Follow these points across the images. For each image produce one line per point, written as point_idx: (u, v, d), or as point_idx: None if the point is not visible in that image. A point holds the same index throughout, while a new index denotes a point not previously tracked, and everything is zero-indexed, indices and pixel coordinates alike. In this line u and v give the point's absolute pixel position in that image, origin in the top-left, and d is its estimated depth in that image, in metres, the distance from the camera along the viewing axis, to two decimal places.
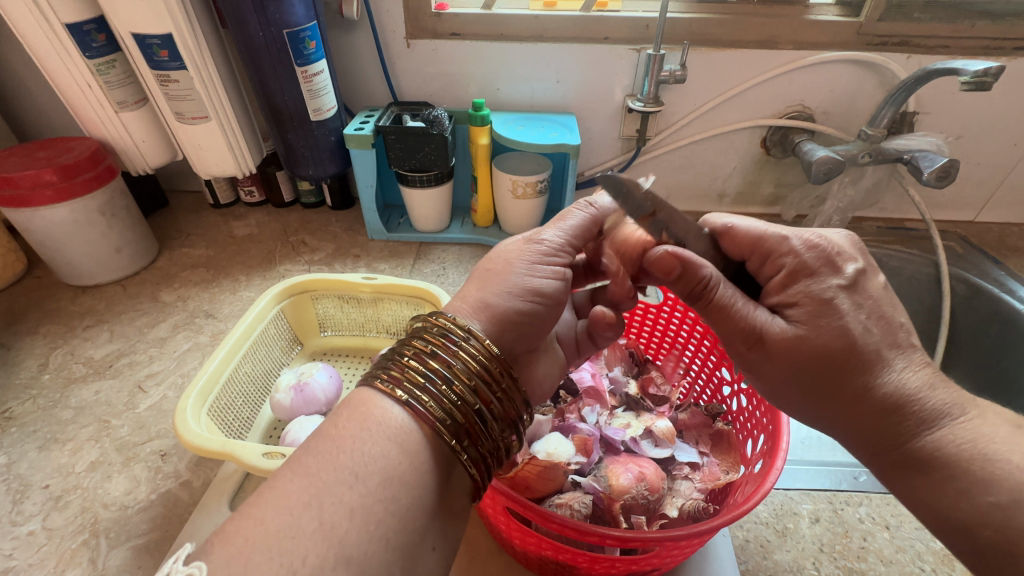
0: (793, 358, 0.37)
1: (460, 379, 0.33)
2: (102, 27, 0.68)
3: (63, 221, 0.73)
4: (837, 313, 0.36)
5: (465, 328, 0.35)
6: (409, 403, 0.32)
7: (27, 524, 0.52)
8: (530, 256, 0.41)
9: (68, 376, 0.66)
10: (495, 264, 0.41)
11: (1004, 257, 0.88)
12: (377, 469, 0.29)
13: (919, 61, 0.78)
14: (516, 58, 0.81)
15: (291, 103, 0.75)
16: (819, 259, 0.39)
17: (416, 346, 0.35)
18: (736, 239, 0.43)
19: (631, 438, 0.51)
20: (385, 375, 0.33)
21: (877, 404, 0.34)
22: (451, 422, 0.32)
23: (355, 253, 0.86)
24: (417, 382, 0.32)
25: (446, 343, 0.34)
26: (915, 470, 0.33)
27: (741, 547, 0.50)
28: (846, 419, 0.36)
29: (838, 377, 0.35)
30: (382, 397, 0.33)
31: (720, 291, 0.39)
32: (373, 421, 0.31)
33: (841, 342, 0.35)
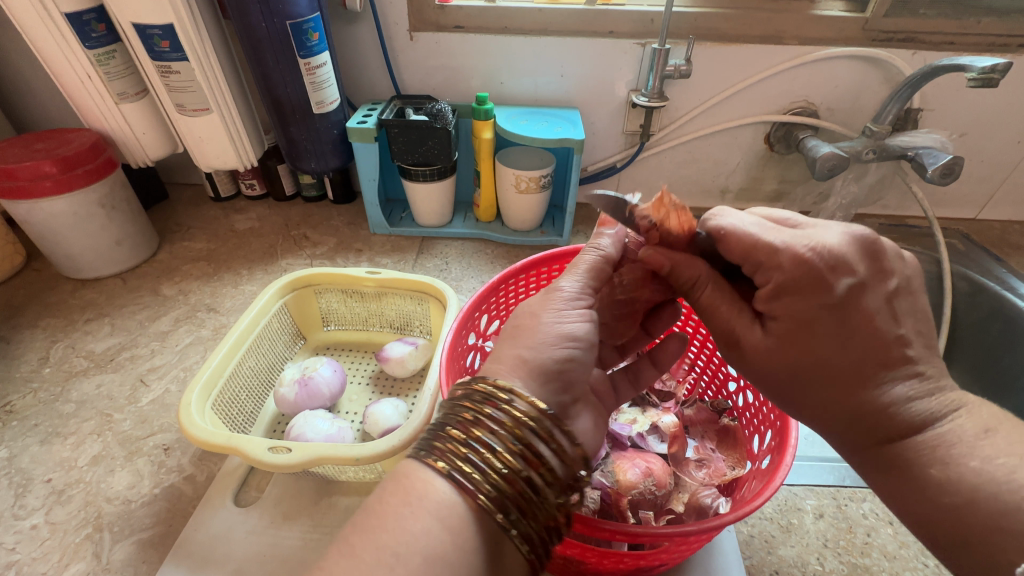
0: (786, 355, 0.36)
1: (505, 448, 0.32)
2: (102, 17, 0.67)
3: (62, 213, 0.72)
4: (836, 327, 0.34)
5: (508, 391, 0.34)
6: (451, 474, 0.31)
7: (30, 518, 0.51)
8: (552, 303, 0.39)
9: (69, 369, 0.66)
10: (525, 317, 0.39)
11: (1005, 254, 0.89)
12: (417, 549, 0.29)
13: (924, 57, 0.77)
14: (519, 51, 0.80)
15: (294, 96, 0.74)
16: (814, 272, 0.34)
17: (463, 418, 0.34)
18: (728, 246, 0.38)
19: (638, 434, 0.51)
20: (433, 455, 0.32)
21: (864, 407, 0.34)
22: (496, 495, 0.31)
23: (358, 247, 0.85)
24: (462, 455, 0.32)
25: (491, 412, 0.33)
26: (897, 468, 0.33)
27: (746, 542, 0.50)
28: (832, 412, 0.35)
29: (821, 377, 0.35)
30: (434, 479, 0.32)
31: (705, 292, 0.40)
32: (415, 494, 0.31)
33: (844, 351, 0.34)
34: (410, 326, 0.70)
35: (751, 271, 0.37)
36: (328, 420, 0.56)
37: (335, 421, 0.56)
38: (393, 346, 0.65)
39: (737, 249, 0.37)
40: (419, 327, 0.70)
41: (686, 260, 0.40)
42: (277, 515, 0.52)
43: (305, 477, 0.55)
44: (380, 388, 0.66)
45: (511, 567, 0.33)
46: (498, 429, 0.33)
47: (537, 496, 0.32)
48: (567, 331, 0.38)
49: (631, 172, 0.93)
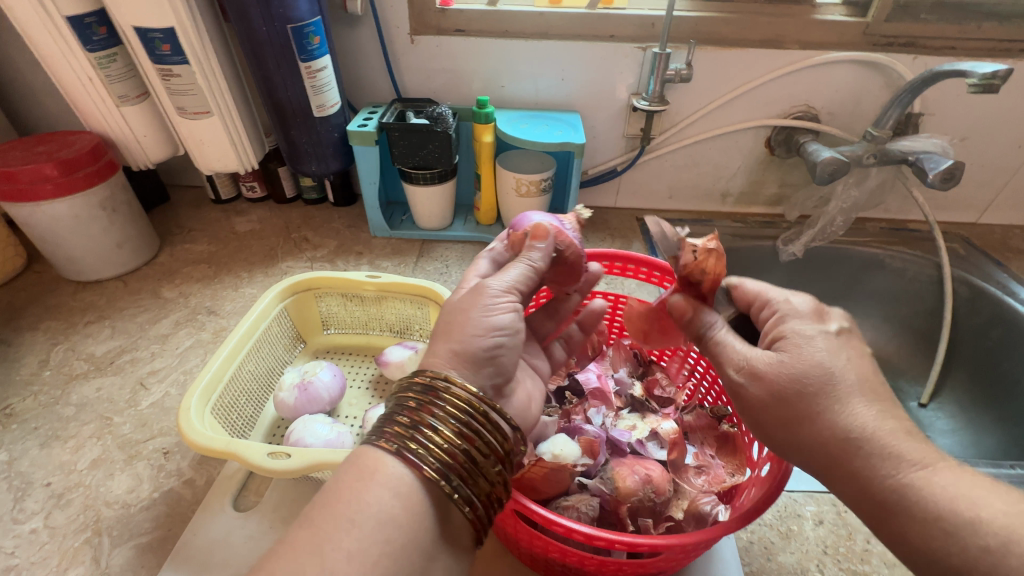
0: (772, 383, 0.36)
1: (448, 427, 0.33)
2: (103, 20, 0.67)
3: (63, 216, 0.72)
4: (813, 350, 0.36)
5: (445, 378, 0.35)
6: (398, 450, 0.32)
7: (29, 521, 0.51)
8: (479, 299, 0.39)
9: (69, 371, 0.66)
10: (454, 312, 0.39)
11: (1006, 259, 0.89)
12: (370, 513, 0.30)
13: (925, 62, 0.77)
14: (520, 55, 0.80)
15: (294, 99, 0.74)
16: (808, 311, 0.39)
17: (408, 404, 0.35)
18: (740, 298, 0.45)
19: (637, 440, 0.51)
20: (383, 436, 0.33)
21: (839, 439, 0.33)
22: (439, 466, 0.32)
23: (358, 250, 0.85)
24: (408, 435, 0.33)
25: (434, 396, 0.35)
26: (882, 512, 0.31)
27: (745, 548, 0.50)
28: (814, 452, 0.34)
29: (800, 411, 0.35)
30: (384, 457, 0.32)
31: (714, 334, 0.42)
32: (368, 472, 0.32)
33: (816, 367, 0.35)
34: (410, 330, 0.70)
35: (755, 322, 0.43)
36: (328, 424, 0.56)
37: (334, 426, 0.56)
38: (393, 350, 0.65)
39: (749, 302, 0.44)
40: (419, 331, 0.70)
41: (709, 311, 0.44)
42: (275, 519, 0.52)
43: (305, 481, 0.55)
44: (380, 392, 0.66)
45: (457, 535, 0.33)
46: (442, 411, 0.34)
47: (477, 463, 0.34)
48: (495, 321, 0.39)
49: (631, 175, 0.93)
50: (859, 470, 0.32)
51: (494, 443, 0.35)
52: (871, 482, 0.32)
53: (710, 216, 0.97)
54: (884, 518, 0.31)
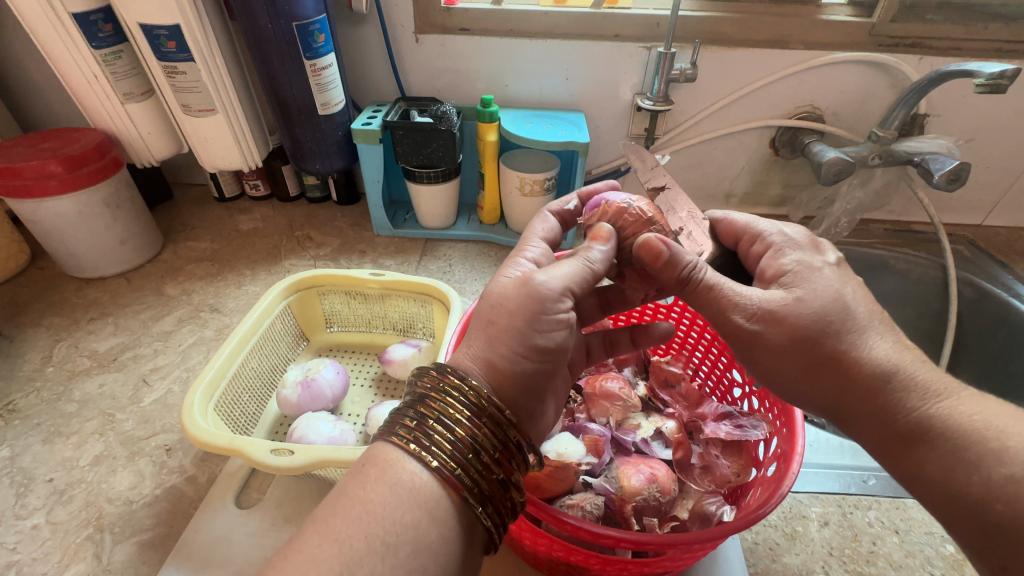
0: (791, 326, 0.38)
1: (484, 447, 0.33)
2: (109, 17, 0.67)
3: (67, 212, 0.72)
4: (827, 281, 0.39)
5: (486, 396, 0.35)
6: (437, 468, 0.32)
7: (31, 517, 0.51)
8: (532, 309, 0.37)
9: (72, 368, 0.66)
10: (498, 315, 0.37)
11: (1011, 261, 0.88)
12: (407, 539, 0.30)
13: (931, 63, 0.77)
14: (524, 54, 0.80)
15: (299, 97, 0.75)
16: (805, 242, 0.43)
17: (441, 412, 0.34)
18: (725, 231, 0.49)
19: (642, 440, 0.51)
20: (417, 446, 0.33)
21: (869, 379, 0.36)
22: (478, 489, 0.32)
23: (361, 249, 0.85)
24: (445, 450, 0.32)
25: (469, 412, 0.34)
26: (909, 445, 0.35)
27: (750, 549, 0.50)
28: (837, 396, 0.38)
29: (820, 352, 0.37)
30: (419, 471, 0.32)
31: (703, 274, 0.41)
32: (400, 486, 0.31)
33: (836, 304, 0.38)
34: (413, 328, 0.70)
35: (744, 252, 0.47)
36: (330, 422, 0.56)
37: (337, 423, 0.56)
38: (396, 348, 0.65)
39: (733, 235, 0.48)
40: (422, 330, 0.70)
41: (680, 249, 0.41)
42: (277, 517, 0.51)
43: (307, 479, 0.55)
44: (383, 390, 0.66)
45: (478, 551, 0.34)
46: (477, 428, 0.34)
47: (509, 484, 0.34)
48: (540, 343, 0.37)
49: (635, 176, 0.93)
50: (887, 401, 0.36)
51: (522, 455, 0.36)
52: (896, 414, 0.35)
53: None
54: (907, 449, 0.35)
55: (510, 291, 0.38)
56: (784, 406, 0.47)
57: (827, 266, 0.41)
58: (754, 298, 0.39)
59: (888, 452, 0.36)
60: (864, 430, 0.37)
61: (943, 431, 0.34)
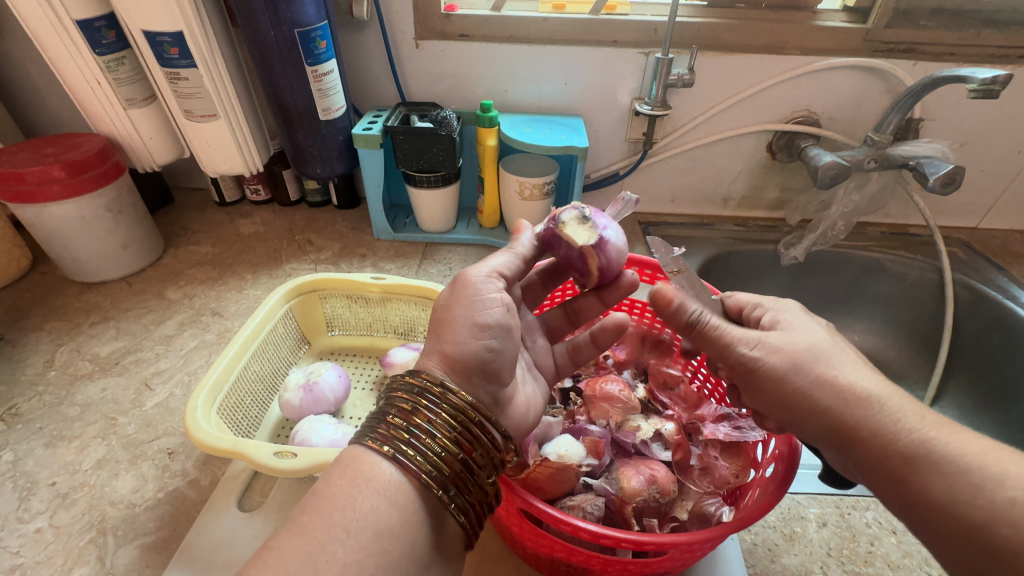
0: (790, 354, 0.40)
1: (444, 432, 0.35)
2: (112, 24, 0.68)
3: (70, 217, 0.73)
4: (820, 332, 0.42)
5: (442, 383, 0.36)
6: (397, 457, 0.33)
7: (34, 521, 0.52)
8: (469, 294, 0.40)
9: (74, 372, 0.66)
10: (443, 309, 0.40)
11: (1007, 263, 0.89)
12: (367, 523, 0.31)
13: (925, 69, 0.78)
14: (524, 60, 0.81)
15: (301, 103, 0.75)
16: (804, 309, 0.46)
17: (402, 406, 0.35)
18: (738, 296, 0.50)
19: (642, 441, 0.52)
20: (375, 436, 0.34)
21: (858, 402, 0.37)
22: (439, 474, 0.33)
23: (361, 252, 0.86)
24: (402, 438, 0.34)
25: (428, 400, 0.35)
26: (906, 469, 0.35)
27: (749, 550, 0.50)
28: (830, 421, 0.38)
29: (800, 381, 0.39)
30: (377, 459, 0.33)
31: (708, 322, 0.44)
32: (362, 476, 0.32)
33: (823, 343, 0.41)
34: (414, 332, 0.71)
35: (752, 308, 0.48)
36: (333, 425, 0.56)
37: (339, 426, 0.56)
38: (397, 352, 0.65)
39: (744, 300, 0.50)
40: (423, 333, 0.70)
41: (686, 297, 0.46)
42: (280, 520, 0.52)
43: (308, 482, 0.55)
44: None
45: (449, 540, 0.35)
46: (437, 417, 0.35)
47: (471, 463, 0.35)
48: (485, 321, 0.39)
49: (634, 180, 0.93)
50: (876, 425, 0.36)
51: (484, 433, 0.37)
52: (890, 438, 0.36)
53: (711, 220, 0.97)
54: (905, 476, 0.35)
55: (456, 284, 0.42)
56: None
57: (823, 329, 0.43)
58: (751, 336, 0.42)
59: (884, 476, 0.36)
60: (862, 457, 0.37)
61: (933, 454, 0.34)
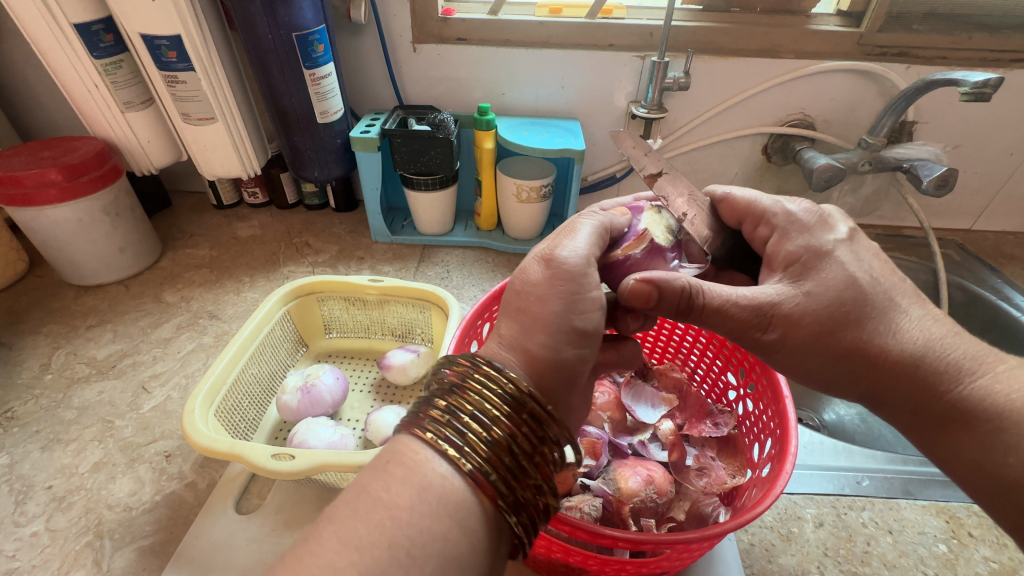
0: (808, 322, 0.37)
1: (524, 451, 0.31)
2: (110, 28, 0.68)
3: (67, 220, 0.72)
4: (838, 265, 0.38)
5: (521, 388, 0.32)
6: (471, 472, 0.29)
7: (30, 525, 0.51)
8: (564, 290, 0.36)
9: (71, 375, 0.66)
10: (531, 304, 0.36)
11: (1000, 265, 0.90)
12: (432, 552, 0.27)
13: (918, 72, 0.79)
14: (521, 63, 0.82)
15: (299, 106, 0.75)
16: (811, 220, 0.41)
17: (478, 408, 0.31)
18: (728, 210, 0.45)
19: (639, 442, 0.53)
20: (449, 443, 0.30)
21: (901, 365, 0.36)
22: (514, 497, 0.30)
23: (360, 255, 0.86)
24: (482, 453, 0.30)
25: (506, 409, 0.31)
26: (959, 426, 0.35)
27: (746, 550, 0.51)
28: (868, 385, 0.37)
29: (837, 344, 0.37)
30: (451, 472, 0.30)
31: (704, 294, 0.38)
32: (427, 489, 0.29)
33: (849, 291, 0.37)
34: (412, 334, 0.71)
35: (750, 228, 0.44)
36: (330, 427, 0.56)
37: (337, 428, 0.57)
38: (395, 354, 0.65)
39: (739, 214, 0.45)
40: (421, 335, 0.70)
41: (666, 278, 0.38)
42: (278, 522, 0.52)
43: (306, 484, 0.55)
44: (382, 396, 0.66)
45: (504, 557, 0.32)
46: (515, 432, 0.31)
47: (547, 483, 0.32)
48: (580, 325, 0.36)
49: (630, 182, 0.94)
50: (934, 382, 0.35)
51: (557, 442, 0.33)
52: (943, 395, 0.35)
53: None
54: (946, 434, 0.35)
55: (536, 271, 0.37)
56: (777, 408, 0.47)
57: (836, 246, 0.39)
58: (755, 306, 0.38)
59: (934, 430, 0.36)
60: (897, 413, 0.37)
61: (989, 410, 0.34)
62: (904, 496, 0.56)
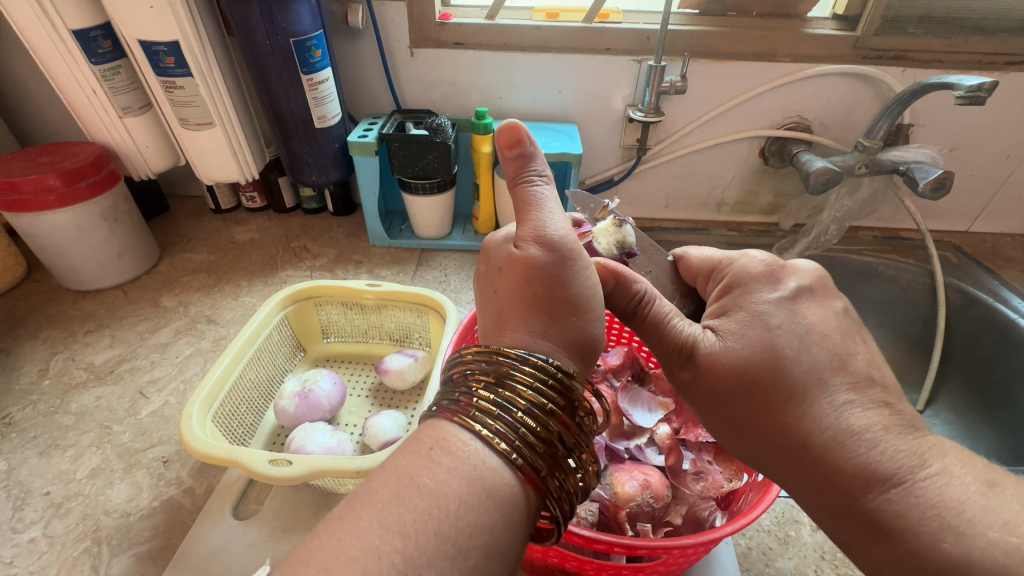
0: (724, 373, 0.39)
1: (568, 443, 0.33)
2: (108, 34, 0.69)
3: (65, 225, 0.73)
4: (765, 325, 0.39)
5: (563, 379, 0.34)
6: (523, 466, 0.30)
7: (28, 531, 0.51)
8: (570, 268, 0.37)
9: (69, 381, 0.66)
10: (550, 289, 0.36)
11: (997, 267, 0.90)
12: (477, 544, 0.28)
13: (913, 75, 0.79)
14: (518, 68, 0.82)
15: (297, 111, 0.76)
16: (764, 272, 0.42)
17: (524, 396, 0.32)
18: (690, 269, 0.50)
19: (636, 446, 0.53)
20: (503, 437, 0.30)
21: (808, 443, 0.35)
22: (559, 491, 0.31)
23: (357, 259, 0.86)
24: (534, 446, 0.31)
25: (553, 401, 0.33)
26: (874, 535, 0.31)
27: (743, 554, 0.51)
28: (784, 460, 0.37)
29: (750, 407, 0.38)
30: (502, 468, 0.30)
31: (652, 307, 0.43)
32: (483, 484, 0.29)
33: (763, 352, 0.38)
34: (410, 338, 0.71)
35: (707, 283, 0.48)
36: (328, 432, 0.56)
37: (334, 433, 0.57)
38: (393, 358, 0.65)
39: (701, 266, 0.48)
40: (418, 339, 0.70)
41: (630, 275, 0.43)
42: (275, 528, 0.52)
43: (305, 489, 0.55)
44: (380, 400, 0.66)
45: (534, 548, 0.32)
46: (558, 425, 0.32)
47: (587, 477, 0.33)
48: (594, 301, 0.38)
49: (628, 186, 0.94)
50: (844, 477, 0.33)
51: (592, 434, 0.35)
52: (854, 496, 0.33)
53: (706, 225, 0.98)
54: (864, 539, 0.32)
55: (534, 252, 0.36)
56: None
57: (772, 306, 0.40)
58: (693, 334, 0.42)
59: (851, 534, 0.33)
60: (818, 504, 0.35)
61: (900, 525, 0.30)
62: None
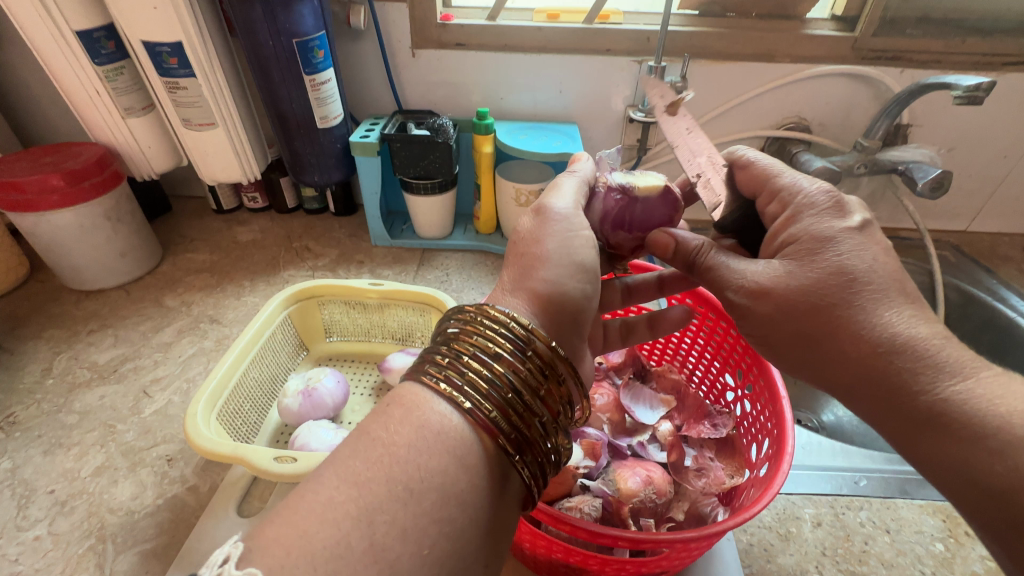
0: (778, 299, 0.39)
1: (525, 389, 0.32)
2: (112, 34, 0.69)
3: (68, 225, 0.73)
4: (835, 252, 0.38)
5: (519, 326, 0.34)
6: (471, 410, 0.31)
7: (33, 528, 0.52)
8: (555, 228, 0.39)
9: (72, 380, 0.66)
10: (526, 248, 0.39)
11: (995, 266, 0.90)
12: (434, 487, 0.28)
13: (912, 76, 0.80)
14: (519, 68, 0.82)
15: (299, 111, 0.76)
16: (826, 202, 0.40)
17: (467, 341, 0.33)
18: (744, 179, 0.45)
19: (638, 443, 0.53)
20: (445, 380, 0.31)
21: (865, 350, 0.36)
22: (515, 435, 0.31)
23: (359, 259, 0.86)
24: (480, 388, 0.31)
25: (503, 349, 0.33)
26: (925, 427, 0.33)
27: (745, 550, 0.51)
28: (835, 369, 0.37)
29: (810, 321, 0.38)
30: (447, 412, 0.30)
31: (708, 255, 0.43)
32: (428, 428, 0.30)
33: (833, 273, 0.37)
34: (412, 337, 0.71)
35: (761, 205, 0.44)
36: (332, 430, 0.57)
37: (338, 431, 0.57)
38: (396, 357, 0.66)
39: (755, 182, 0.45)
40: (421, 338, 0.71)
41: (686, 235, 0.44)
42: None
43: (309, 487, 0.55)
44: (383, 399, 0.66)
45: (511, 500, 0.32)
46: (511, 371, 0.32)
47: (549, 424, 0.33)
48: (577, 259, 0.38)
49: None
50: (898, 382, 0.34)
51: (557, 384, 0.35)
52: (916, 399, 0.34)
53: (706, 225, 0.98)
54: (921, 433, 0.34)
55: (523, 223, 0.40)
56: (774, 408, 0.47)
57: (843, 234, 0.38)
58: (745, 272, 0.40)
59: (912, 429, 0.34)
60: (873, 406, 0.36)
61: (965, 415, 0.32)
62: (902, 496, 0.57)
